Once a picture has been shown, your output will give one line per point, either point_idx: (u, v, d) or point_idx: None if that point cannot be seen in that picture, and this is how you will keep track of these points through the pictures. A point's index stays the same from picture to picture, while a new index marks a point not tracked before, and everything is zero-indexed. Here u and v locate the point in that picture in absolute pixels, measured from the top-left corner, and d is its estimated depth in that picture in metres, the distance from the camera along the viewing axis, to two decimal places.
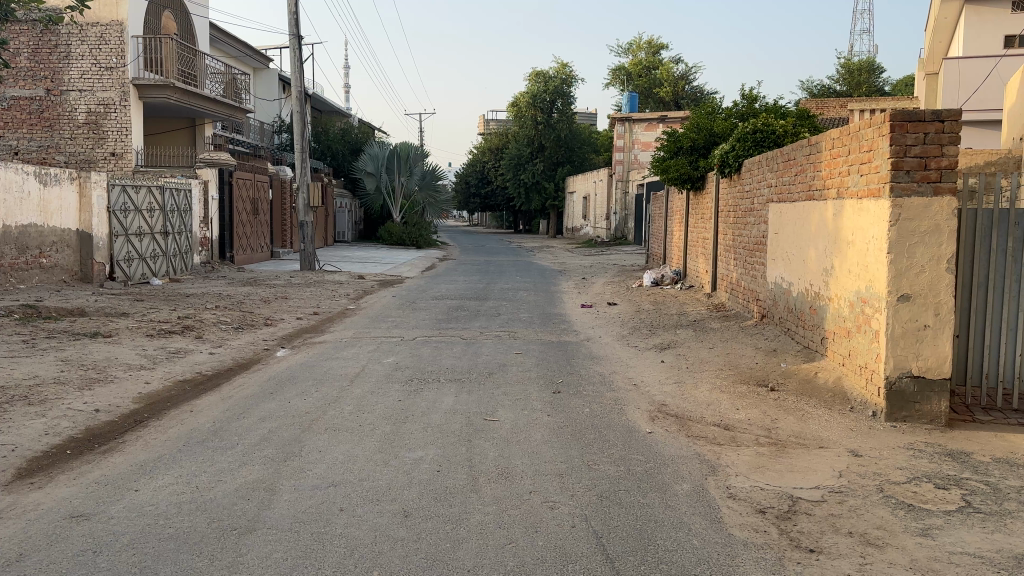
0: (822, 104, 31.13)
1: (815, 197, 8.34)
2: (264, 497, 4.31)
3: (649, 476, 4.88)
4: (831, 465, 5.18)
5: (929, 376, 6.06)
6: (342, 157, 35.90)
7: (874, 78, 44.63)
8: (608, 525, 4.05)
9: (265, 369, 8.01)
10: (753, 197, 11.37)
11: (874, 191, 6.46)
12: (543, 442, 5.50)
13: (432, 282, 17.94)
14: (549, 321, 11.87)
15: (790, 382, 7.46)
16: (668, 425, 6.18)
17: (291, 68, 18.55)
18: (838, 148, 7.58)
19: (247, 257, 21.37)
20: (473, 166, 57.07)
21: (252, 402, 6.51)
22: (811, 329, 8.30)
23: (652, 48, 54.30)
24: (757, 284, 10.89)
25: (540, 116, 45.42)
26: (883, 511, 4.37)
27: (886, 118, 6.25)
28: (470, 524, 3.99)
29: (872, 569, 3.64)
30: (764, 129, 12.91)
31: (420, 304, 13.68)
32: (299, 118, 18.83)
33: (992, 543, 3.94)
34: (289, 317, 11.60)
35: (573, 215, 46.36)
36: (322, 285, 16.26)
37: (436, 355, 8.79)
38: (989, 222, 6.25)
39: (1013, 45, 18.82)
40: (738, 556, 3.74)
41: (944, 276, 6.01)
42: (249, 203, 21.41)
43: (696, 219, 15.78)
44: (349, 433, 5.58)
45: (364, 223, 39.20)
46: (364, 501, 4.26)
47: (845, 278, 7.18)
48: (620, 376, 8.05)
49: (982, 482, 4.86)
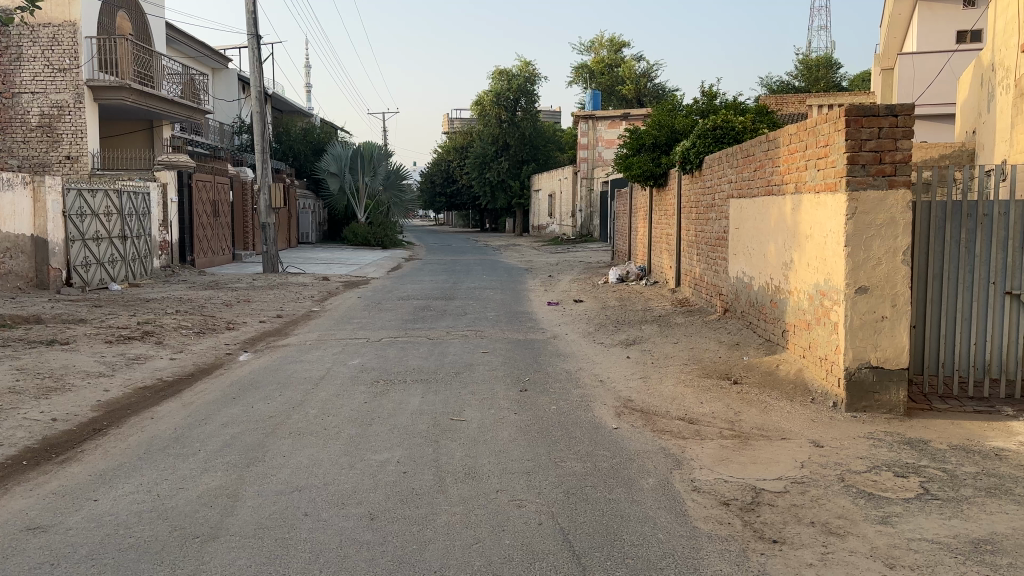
0: (781, 99, 31.53)
1: (774, 192, 8.46)
2: (227, 503, 4.25)
3: (615, 471, 4.91)
4: (794, 456, 5.25)
5: (888, 366, 6.17)
6: (304, 158, 35.63)
7: (832, 75, 45.26)
8: (574, 521, 4.07)
9: (227, 373, 7.91)
10: (714, 192, 11.48)
11: (831, 185, 6.55)
12: (509, 440, 5.51)
13: (398, 282, 17.83)
14: (516, 319, 11.88)
15: (753, 374, 7.55)
16: (634, 420, 6.22)
17: (250, 67, 18.29)
18: (795, 144, 7.67)
19: (208, 260, 21.06)
20: (437, 166, 56.94)
21: (215, 407, 6.42)
22: (771, 322, 8.41)
23: (614, 46, 54.55)
24: (720, 279, 11.01)
25: (504, 114, 45.40)
26: (844, 500, 4.44)
27: (842, 113, 6.33)
28: (437, 524, 3.98)
29: (834, 558, 3.70)
30: (724, 126, 13.02)
31: (385, 304, 13.60)
32: (260, 118, 18.57)
33: (949, 528, 4.03)
34: (252, 321, 11.46)
35: (539, 212, 46.47)
36: (286, 288, 16.10)
37: (403, 356, 8.76)
38: (944, 214, 6.36)
39: (964, 40, 19.22)
40: (703, 549, 3.77)
41: (900, 269, 6.12)
42: (210, 205, 21.11)
43: (660, 216, 15.92)
44: (314, 437, 5.52)
45: (328, 224, 38.83)
46: (329, 505, 4.22)
47: (804, 271, 7.29)
48: (586, 372, 8.09)
49: (940, 469, 4.96)
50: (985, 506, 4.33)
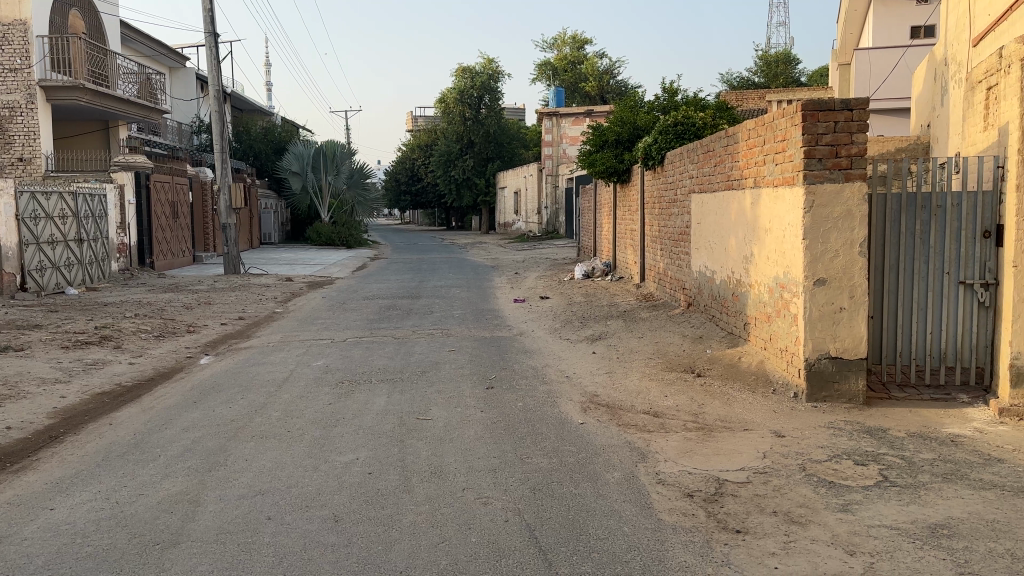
0: (742, 95, 31.83)
1: (733, 187, 8.55)
2: (188, 509, 4.18)
3: (580, 467, 4.92)
4: (756, 446, 5.32)
5: (847, 356, 6.27)
6: (265, 157, 35.24)
7: (791, 70, 45.83)
8: (540, 517, 4.08)
9: (188, 377, 7.78)
10: (676, 187, 11.57)
11: (789, 179, 6.64)
12: (476, 438, 5.50)
13: (362, 282, 17.72)
14: (482, 317, 11.88)
15: (716, 367, 7.63)
16: (600, 415, 6.25)
17: (208, 66, 18.02)
18: (754, 138, 7.76)
19: (168, 262, 20.72)
20: (402, 164, 56.65)
21: (175, 412, 6.32)
22: (733, 315, 8.52)
23: (577, 43, 54.61)
24: (683, 273, 11.11)
25: (468, 112, 45.27)
26: (806, 489, 4.50)
27: (799, 108, 6.40)
28: (403, 525, 3.95)
29: (797, 547, 3.74)
30: (685, 122, 13.09)
31: (350, 304, 13.51)
32: (219, 118, 18.30)
33: (908, 514, 4.11)
34: (214, 323, 11.29)
35: (504, 210, 46.51)
36: (248, 289, 15.89)
37: (368, 356, 8.69)
38: (899, 207, 6.49)
39: (918, 36, 19.58)
40: (668, 541, 3.80)
41: (857, 261, 6.23)
42: (169, 207, 20.78)
43: (624, 212, 16.01)
44: (277, 439, 5.46)
45: (291, 223, 38.41)
46: (293, 508, 4.18)
47: (764, 264, 7.38)
48: (552, 368, 8.11)
49: (898, 457, 5.05)
50: (941, 491, 4.43)
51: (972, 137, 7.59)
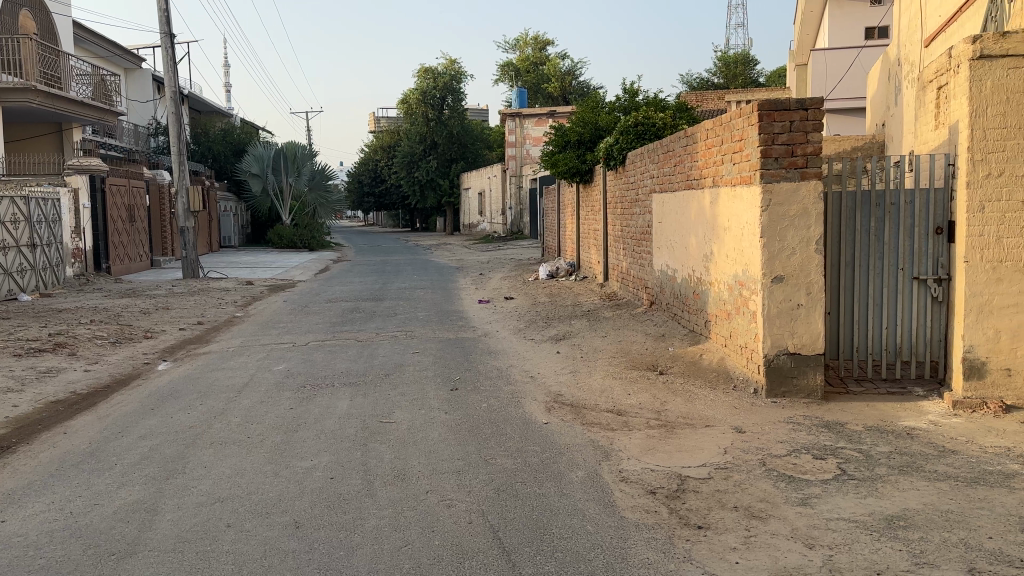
0: (702, 96, 32.09)
1: (693, 186, 8.63)
2: (145, 518, 4.10)
3: (544, 466, 4.93)
4: (717, 442, 5.37)
5: (805, 352, 6.36)
6: (224, 158, 34.83)
7: (749, 71, 46.44)
8: (505, 518, 4.07)
9: (145, 384, 7.64)
10: (637, 188, 11.64)
11: (746, 178, 6.73)
12: (440, 440, 5.48)
13: (324, 285, 17.54)
14: (446, 319, 11.83)
15: (678, 364, 7.70)
16: (564, 414, 6.26)
17: (164, 68, 17.73)
18: (711, 138, 7.85)
19: (125, 267, 20.32)
20: (365, 165, 56.25)
21: (132, 420, 6.19)
22: (695, 313, 8.60)
23: (538, 44, 54.70)
24: (645, 272, 11.19)
25: (430, 113, 45.08)
26: (766, 484, 4.56)
27: (755, 108, 6.48)
28: (365, 529, 3.92)
29: (757, 541, 3.79)
30: (645, 122, 13.21)
31: (313, 307, 13.37)
32: (176, 120, 18.00)
33: (865, 507, 4.18)
34: (172, 329, 11.12)
35: (469, 211, 46.46)
36: (208, 294, 15.65)
37: (330, 359, 8.61)
38: (854, 205, 6.60)
39: (872, 36, 19.93)
40: (630, 538, 3.82)
41: (814, 258, 6.33)
42: (125, 210, 20.41)
43: (587, 212, 16.07)
44: (236, 446, 5.38)
45: (252, 225, 37.91)
46: (253, 515, 4.12)
47: (723, 262, 7.47)
48: (516, 369, 8.11)
49: (856, 450, 5.14)
50: (897, 483, 4.52)
51: (925, 136, 7.75)
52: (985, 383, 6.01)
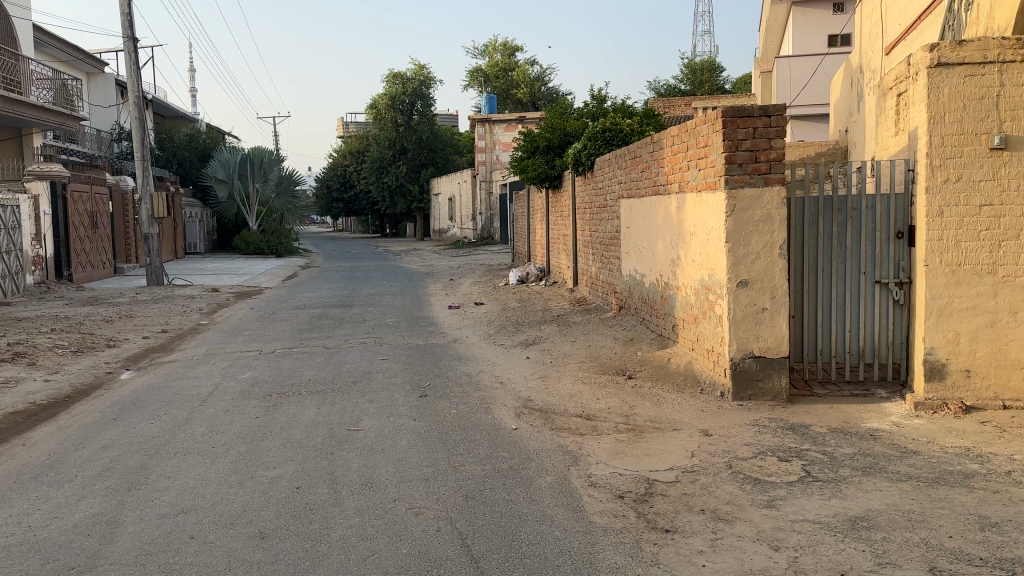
0: (669, 103, 32.40)
1: (659, 192, 8.70)
2: (106, 530, 4.03)
3: (513, 472, 4.92)
4: (684, 446, 5.41)
5: (770, 355, 6.43)
6: (189, 164, 34.54)
7: (715, 78, 47.06)
8: (473, 525, 4.05)
9: (108, 394, 7.50)
10: (606, 193, 11.70)
11: (711, 184, 6.79)
12: (408, 447, 5.45)
13: (292, 292, 17.39)
14: (416, 325, 11.79)
15: (646, 369, 7.74)
16: (533, 420, 6.27)
17: (128, 72, 17.48)
18: (677, 145, 7.92)
19: (87, 275, 19.96)
20: (334, 170, 55.91)
21: (94, 430, 6.08)
22: (662, 317, 8.65)
23: (507, 50, 54.76)
24: (614, 277, 11.25)
25: (399, 118, 44.93)
26: (732, 487, 4.60)
27: (719, 114, 6.55)
28: (332, 538, 3.89)
29: (723, 544, 3.82)
30: (613, 128, 13.29)
31: (280, 315, 13.25)
32: (140, 126, 17.76)
33: (829, 508, 4.23)
34: (135, 337, 10.94)
35: (439, 216, 46.39)
36: (172, 301, 15.42)
37: (297, 367, 8.53)
38: (816, 209, 6.70)
39: (835, 44, 20.25)
40: (599, 543, 3.83)
41: (777, 262, 6.40)
42: (88, 217, 20.07)
43: (556, 217, 16.11)
44: (201, 456, 5.31)
45: (218, 232, 37.44)
46: (217, 526, 4.06)
47: (690, 267, 7.53)
48: (486, 374, 8.11)
49: (820, 452, 5.20)
50: (861, 484, 4.58)
51: (885, 141, 7.89)
52: (945, 384, 6.12)
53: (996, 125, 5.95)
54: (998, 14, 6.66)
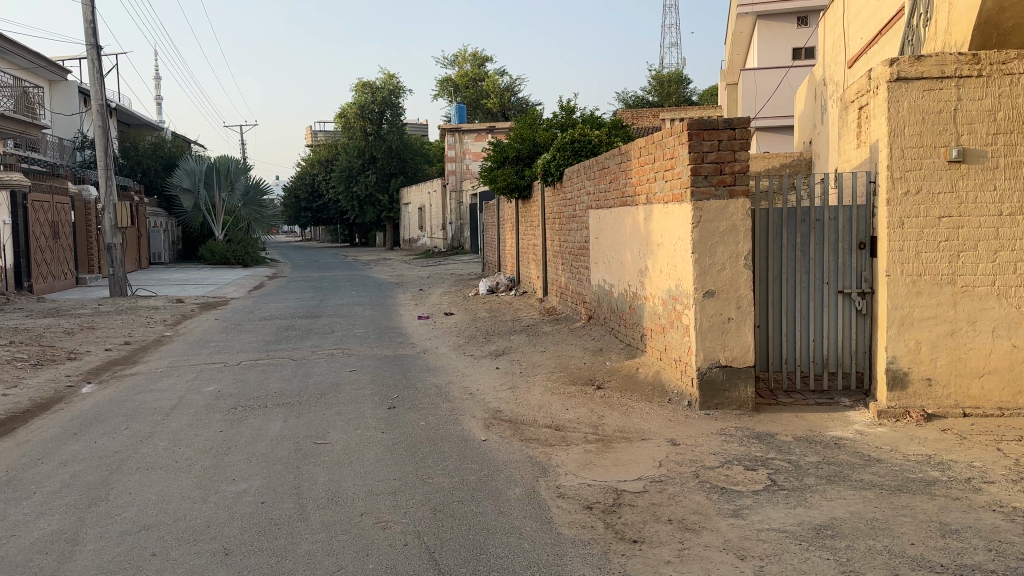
0: (637, 114, 32.68)
1: (627, 203, 8.77)
2: (65, 548, 3.94)
3: (482, 484, 4.91)
4: (652, 455, 5.44)
5: (736, 365, 6.49)
6: (154, 173, 34.11)
7: (682, 90, 47.55)
8: (440, 538, 4.03)
9: (69, 407, 7.35)
10: (575, 203, 11.76)
11: (677, 196, 6.86)
12: (376, 460, 5.41)
13: (259, 302, 17.20)
14: (385, 335, 11.73)
15: (614, 379, 7.76)
16: (502, 431, 6.26)
17: (91, 80, 17.22)
18: (644, 156, 7.99)
19: (48, 286, 19.58)
20: (302, 179, 55.56)
21: (53, 445, 5.95)
22: (631, 327, 8.70)
23: (477, 60, 54.88)
24: (583, 286, 11.30)
25: (369, 127, 44.80)
26: (700, 496, 4.63)
27: (685, 127, 6.62)
28: (297, 554, 3.84)
29: (690, 554, 3.83)
30: (581, 139, 13.38)
31: (246, 326, 13.08)
32: (103, 134, 17.50)
33: (794, 517, 4.27)
34: (97, 349, 10.74)
35: (409, 226, 46.24)
36: (135, 312, 15.17)
37: (263, 379, 8.43)
38: (780, 220, 6.79)
39: (799, 57, 20.60)
40: (567, 555, 3.83)
41: (742, 272, 6.48)
42: (49, 226, 19.69)
43: (526, 227, 16.15)
44: (164, 470, 5.22)
45: (183, 242, 36.94)
46: (180, 542, 3.99)
47: (658, 278, 7.58)
48: (455, 385, 8.08)
49: (786, 461, 5.25)
50: (826, 492, 4.63)
51: (847, 154, 8.03)
52: (907, 393, 6.23)
53: (953, 138, 6.08)
54: (954, 30, 6.81)
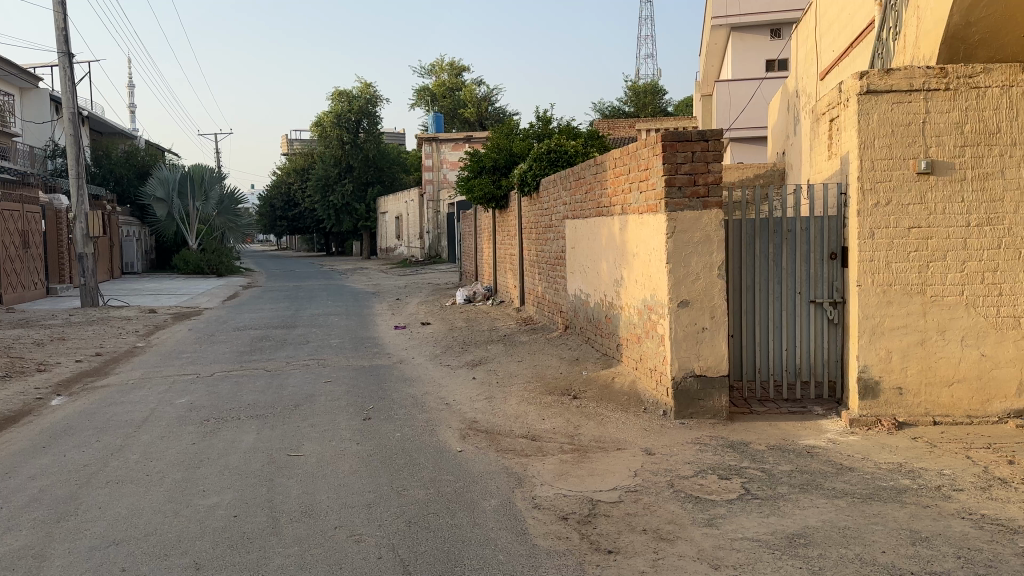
0: (614, 125, 32.87)
1: (603, 213, 8.81)
2: (32, 565, 3.87)
3: (458, 495, 4.89)
4: (628, 465, 5.46)
5: (710, 374, 6.53)
6: (127, 182, 33.75)
7: (657, 100, 47.93)
8: (415, 551, 4.01)
9: (37, 421, 7.23)
10: (551, 214, 11.79)
11: (652, 207, 6.90)
12: (350, 472, 5.38)
13: (234, 312, 17.05)
14: (361, 346, 11.67)
15: (591, 388, 7.78)
16: (478, 441, 6.25)
17: (62, 88, 17.03)
18: (619, 167, 8.03)
19: (17, 296, 19.26)
20: (278, 188, 55.26)
21: (21, 459, 5.85)
22: (607, 336, 8.74)
23: (454, 69, 55.01)
24: (560, 296, 11.33)
25: (345, 136, 44.67)
26: (674, 506, 4.65)
27: (659, 138, 6.67)
28: (269, 569, 3.80)
29: (664, 564, 3.84)
30: (557, 150, 13.43)
31: (220, 336, 12.96)
32: (74, 142, 17.29)
33: (767, 526, 4.30)
34: (67, 361, 10.59)
35: (386, 235, 46.09)
36: (107, 323, 14.97)
37: (237, 391, 8.34)
38: (753, 231, 6.86)
39: (772, 69, 20.86)
40: (542, 566, 3.83)
41: (716, 283, 6.52)
42: (18, 235, 19.38)
43: (503, 237, 16.17)
44: (135, 484, 5.15)
45: (156, 251, 36.56)
46: (149, 558, 3.94)
47: (633, 287, 7.62)
48: (432, 396, 8.06)
49: (759, 470, 5.29)
50: (799, 501, 4.67)
51: (819, 165, 8.14)
52: (878, 402, 6.31)
53: (922, 151, 6.19)
54: (922, 44, 6.93)
